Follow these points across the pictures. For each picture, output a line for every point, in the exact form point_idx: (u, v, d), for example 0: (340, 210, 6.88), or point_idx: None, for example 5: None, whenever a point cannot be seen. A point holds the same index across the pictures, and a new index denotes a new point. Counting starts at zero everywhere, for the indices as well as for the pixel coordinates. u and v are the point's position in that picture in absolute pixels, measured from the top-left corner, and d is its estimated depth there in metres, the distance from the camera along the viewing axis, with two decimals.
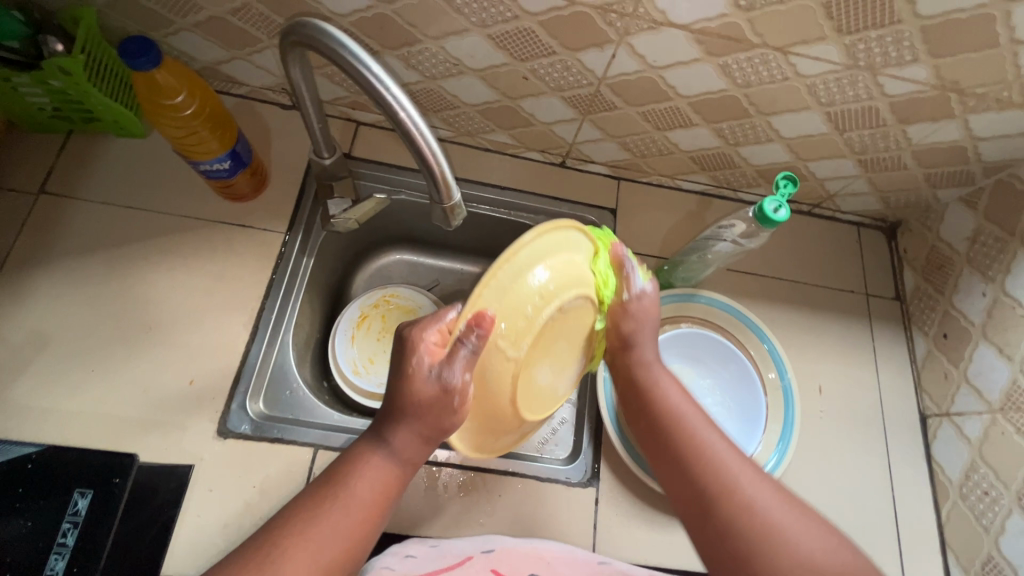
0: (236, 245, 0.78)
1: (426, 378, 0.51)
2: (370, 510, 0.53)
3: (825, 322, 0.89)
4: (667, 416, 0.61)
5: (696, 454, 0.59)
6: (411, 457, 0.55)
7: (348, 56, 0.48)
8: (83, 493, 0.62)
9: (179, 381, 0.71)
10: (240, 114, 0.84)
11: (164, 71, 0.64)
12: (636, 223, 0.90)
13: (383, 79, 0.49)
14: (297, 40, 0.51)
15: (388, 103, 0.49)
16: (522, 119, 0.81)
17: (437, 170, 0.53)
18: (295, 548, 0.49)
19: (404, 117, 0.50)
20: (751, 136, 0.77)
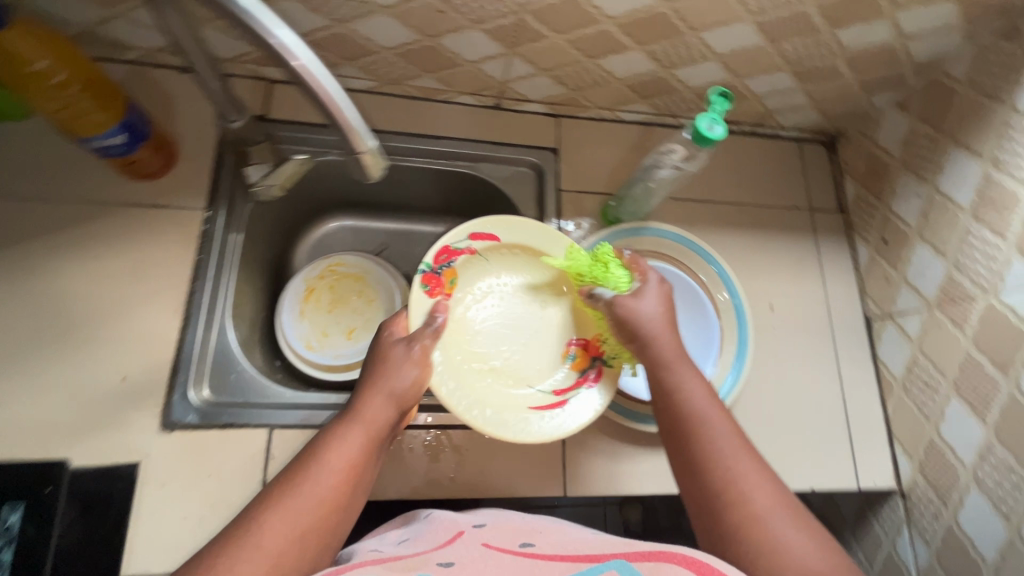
0: (152, 227, 0.72)
1: (402, 376, 0.59)
2: (337, 487, 0.51)
3: (773, 239, 0.90)
4: (704, 461, 0.55)
5: (735, 503, 0.52)
6: (378, 427, 0.56)
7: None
8: (13, 507, 0.59)
9: (111, 379, 0.66)
10: (132, 82, 0.76)
11: (16, 33, 0.55)
12: (578, 160, 0.87)
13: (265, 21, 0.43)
14: None
15: (277, 49, 0.43)
16: (446, 59, 0.76)
17: (345, 119, 0.48)
18: (269, 513, 0.48)
19: (298, 63, 0.44)
20: (686, 56, 0.74)
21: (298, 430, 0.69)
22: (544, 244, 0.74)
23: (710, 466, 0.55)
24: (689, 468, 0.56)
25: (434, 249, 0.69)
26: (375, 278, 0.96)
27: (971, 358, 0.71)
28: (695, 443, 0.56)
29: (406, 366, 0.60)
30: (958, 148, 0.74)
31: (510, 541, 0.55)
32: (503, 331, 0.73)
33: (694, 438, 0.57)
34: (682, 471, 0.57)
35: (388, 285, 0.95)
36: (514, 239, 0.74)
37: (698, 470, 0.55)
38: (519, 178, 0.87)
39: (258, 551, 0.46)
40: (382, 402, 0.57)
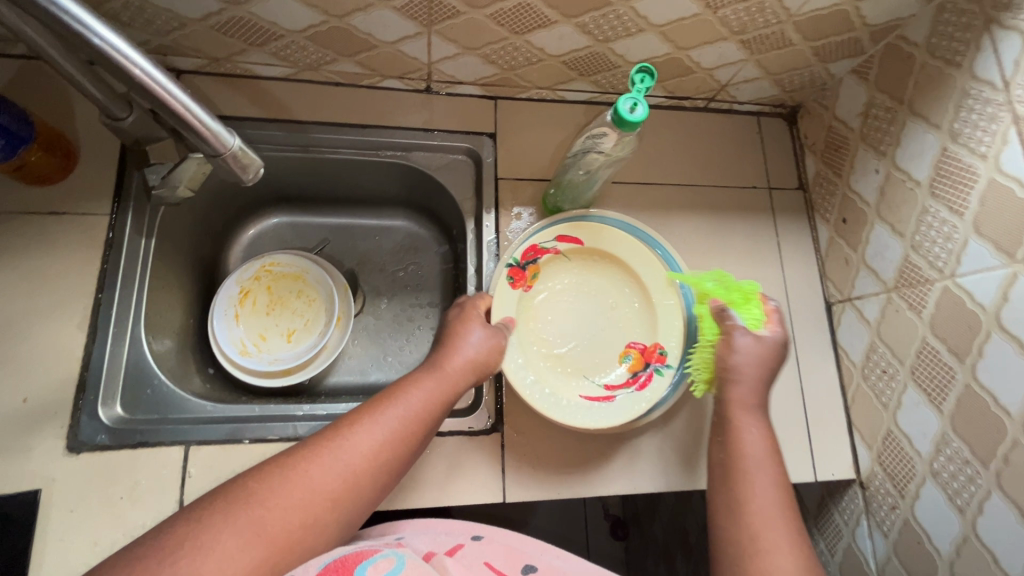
0: (51, 235, 0.67)
1: (467, 349, 0.61)
2: (412, 424, 0.55)
3: (727, 222, 0.85)
4: (742, 482, 0.52)
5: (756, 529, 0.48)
6: (444, 394, 0.58)
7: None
8: None
9: (10, 401, 0.62)
10: (26, 79, 0.72)
11: None
12: (518, 146, 0.82)
13: (83, 20, 0.38)
14: None
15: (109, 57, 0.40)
16: (361, 41, 0.70)
17: (198, 124, 0.46)
18: (358, 432, 0.53)
19: (138, 72, 0.41)
20: (619, 28, 0.68)
21: (218, 446, 0.66)
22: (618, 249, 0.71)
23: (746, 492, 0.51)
24: (723, 479, 0.53)
25: (523, 245, 0.68)
26: (313, 277, 0.91)
27: (928, 345, 0.67)
28: (739, 463, 0.53)
29: (479, 341, 0.62)
30: (915, 119, 0.69)
31: (513, 565, 0.52)
32: (573, 327, 0.70)
33: (740, 461, 0.53)
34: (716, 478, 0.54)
35: (326, 283, 0.91)
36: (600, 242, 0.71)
37: (732, 485, 0.52)
38: (455, 167, 0.82)
39: (297, 486, 0.48)
40: (464, 361, 0.60)
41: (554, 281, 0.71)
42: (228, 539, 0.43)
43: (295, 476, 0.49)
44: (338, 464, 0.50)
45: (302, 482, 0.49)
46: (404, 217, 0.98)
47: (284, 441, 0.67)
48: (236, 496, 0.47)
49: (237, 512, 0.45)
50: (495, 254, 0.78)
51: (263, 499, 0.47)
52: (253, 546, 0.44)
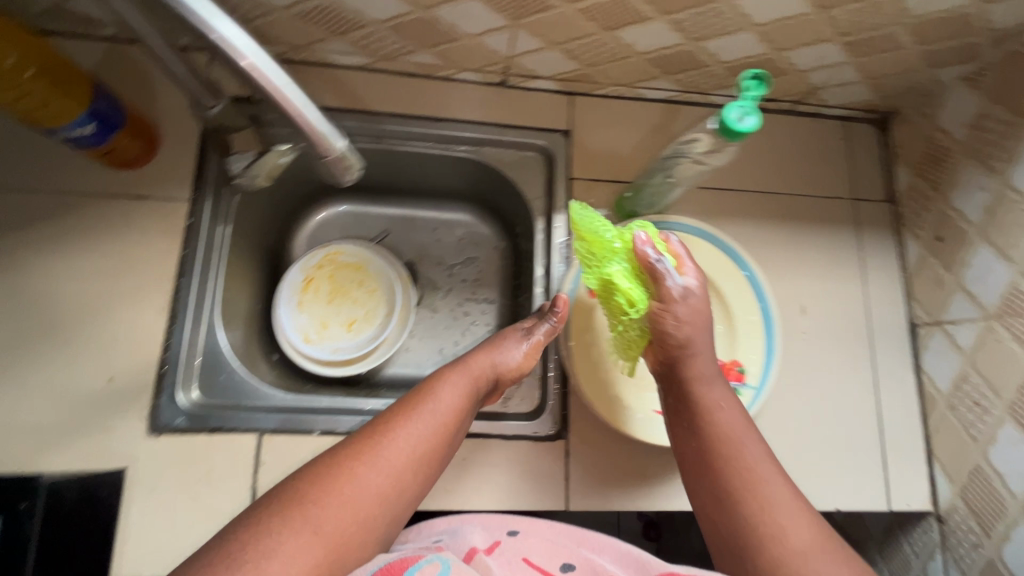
0: (135, 219, 0.69)
1: (508, 358, 0.65)
2: (448, 418, 0.55)
3: (809, 234, 0.80)
4: (730, 464, 0.52)
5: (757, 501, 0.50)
6: (478, 388, 0.61)
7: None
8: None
9: (96, 381, 0.64)
10: (111, 62, 0.71)
11: None
12: (593, 145, 0.79)
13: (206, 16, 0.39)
14: None
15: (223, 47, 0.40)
16: (444, 33, 0.68)
17: (306, 120, 0.46)
18: (401, 428, 0.52)
19: (247, 62, 0.41)
20: (717, 26, 0.64)
21: (289, 435, 0.66)
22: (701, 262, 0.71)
23: (740, 472, 0.52)
24: (710, 467, 0.53)
25: None
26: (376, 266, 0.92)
27: None
28: (721, 448, 0.54)
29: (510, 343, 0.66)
30: None
31: (552, 562, 0.50)
32: None
33: (723, 439, 0.54)
34: (698, 463, 0.55)
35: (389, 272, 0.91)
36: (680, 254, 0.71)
37: (722, 471, 0.52)
38: (526, 164, 0.80)
39: (351, 491, 0.46)
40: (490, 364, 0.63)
41: None
42: (289, 543, 0.42)
43: (347, 479, 0.47)
44: (383, 461, 0.49)
45: (355, 487, 0.47)
46: (466, 211, 0.96)
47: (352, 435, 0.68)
48: (285, 501, 0.45)
49: (294, 518, 0.43)
50: (563, 257, 0.77)
51: (315, 508, 0.44)
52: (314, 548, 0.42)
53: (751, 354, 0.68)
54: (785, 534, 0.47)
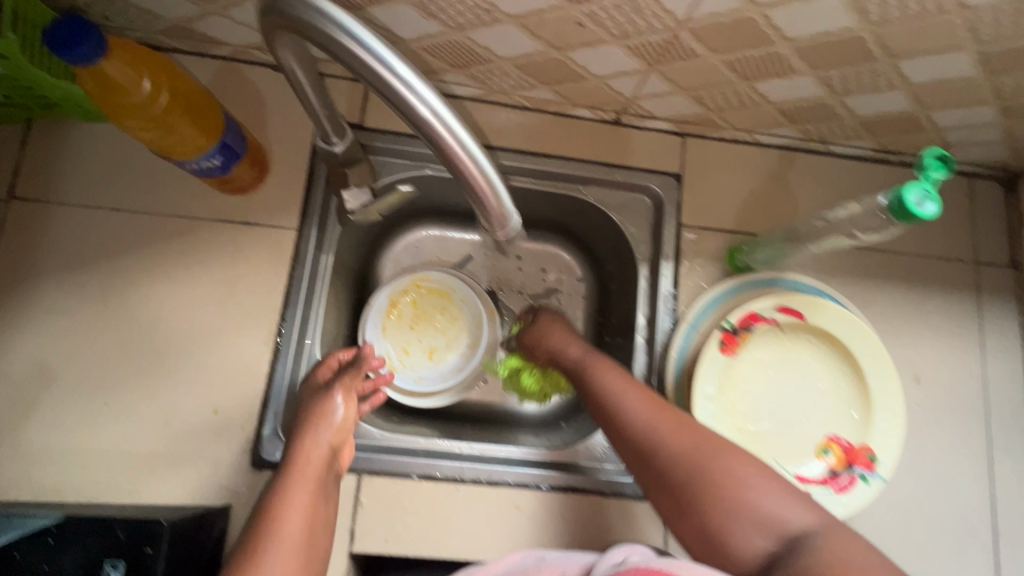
0: (243, 246, 0.68)
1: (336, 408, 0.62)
2: (315, 483, 0.56)
3: (927, 298, 0.76)
4: (658, 451, 0.54)
5: (690, 478, 0.52)
6: (324, 459, 0.59)
7: (327, 26, 0.37)
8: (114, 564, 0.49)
9: (202, 410, 0.64)
10: (224, 81, 0.70)
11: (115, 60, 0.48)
12: (704, 191, 0.76)
13: (389, 61, 0.38)
14: (278, 23, 0.38)
15: (406, 98, 0.39)
16: (570, 72, 0.65)
17: (490, 192, 0.45)
18: (287, 509, 0.53)
19: (426, 111, 0.40)
20: (868, 83, 0.60)
21: (389, 477, 0.66)
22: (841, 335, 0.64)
23: (667, 460, 0.54)
24: (645, 463, 0.55)
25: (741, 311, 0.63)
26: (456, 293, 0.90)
27: None
28: (642, 445, 0.56)
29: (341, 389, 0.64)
30: None
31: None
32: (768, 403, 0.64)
33: (636, 440, 0.56)
34: (641, 469, 0.56)
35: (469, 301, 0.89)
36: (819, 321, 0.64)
37: (656, 467, 0.54)
38: (632, 207, 0.77)
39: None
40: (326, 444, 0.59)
41: (759, 349, 0.65)
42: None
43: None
44: (274, 554, 0.50)
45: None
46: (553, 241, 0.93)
47: (450, 481, 0.67)
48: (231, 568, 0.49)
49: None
50: (670, 307, 0.73)
51: None
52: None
53: (880, 437, 0.62)
54: (727, 491, 0.50)
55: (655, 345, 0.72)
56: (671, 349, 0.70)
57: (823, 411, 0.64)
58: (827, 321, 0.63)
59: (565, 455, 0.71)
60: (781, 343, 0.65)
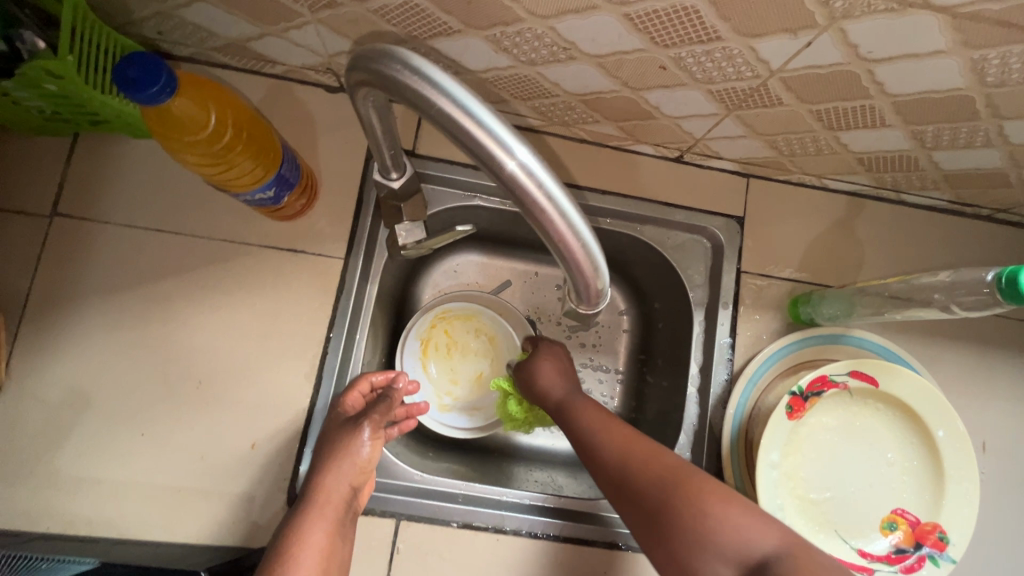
0: (288, 274, 0.65)
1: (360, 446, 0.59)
2: (329, 514, 0.55)
3: (998, 362, 0.72)
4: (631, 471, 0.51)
5: (659, 503, 0.48)
6: (337, 500, 0.56)
7: (419, 84, 0.34)
8: None
9: (239, 445, 0.62)
10: (276, 100, 0.67)
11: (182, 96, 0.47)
12: (767, 237, 0.72)
13: (475, 110, 0.34)
14: (366, 79, 0.37)
15: (491, 150, 0.34)
16: (640, 111, 0.62)
17: (583, 258, 0.40)
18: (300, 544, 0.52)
19: (514, 166, 0.35)
20: (964, 140, 0.56)
21: (428, 524, 0.63)
22: (918, 404, 0.60)
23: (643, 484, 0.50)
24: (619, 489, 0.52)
25: (812, 373, 0.58)
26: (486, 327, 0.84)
27: None
28: (610, 469, 0.53)
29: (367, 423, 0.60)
30: None
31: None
32: (833, 473, 0.60)
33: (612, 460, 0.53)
34: (614, 493, 0.52)
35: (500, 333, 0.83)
36: (895, 391, 0.60)
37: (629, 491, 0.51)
38: (689, 249, 0.73)
39: None
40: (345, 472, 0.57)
41: (828, 416, 0.60)
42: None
43: None
44: None
45: None
46: None
47: (490, 531, 0.64)
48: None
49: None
50: (727, 357, 0.69)
51: None
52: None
53: (954, 518, 0.58)
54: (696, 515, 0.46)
55: (710, 398, 0.69)
56: (728, 407, 0.66)
57: (890, 485, 0.60)
58: (901, 388, 0.59)
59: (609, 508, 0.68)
60: (850, 409, 0.61)
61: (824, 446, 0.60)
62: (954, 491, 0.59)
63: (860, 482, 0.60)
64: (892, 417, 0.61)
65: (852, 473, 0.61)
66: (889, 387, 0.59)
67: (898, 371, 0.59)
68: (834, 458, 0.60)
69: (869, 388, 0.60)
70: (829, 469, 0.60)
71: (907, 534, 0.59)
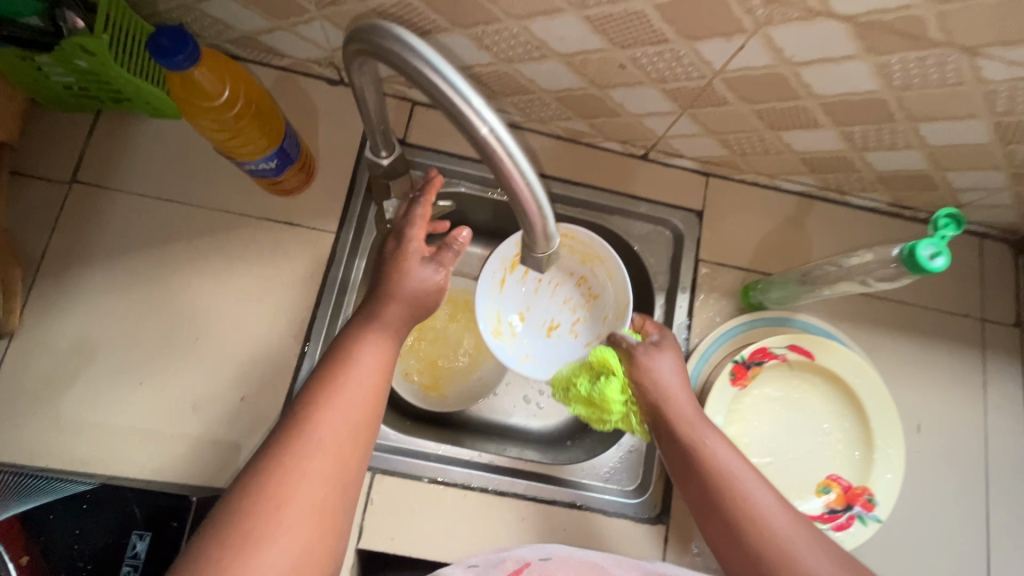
0: (284, 244, 0.71)
1: (421, 269, 0.60)
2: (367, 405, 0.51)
3: (932, 350, 0.78)
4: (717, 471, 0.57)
5: (744, 508, 0.55)
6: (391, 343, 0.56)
7: (401, 50, 0.40)
8: (140, 535, 0.52)
9: (229, 398, 0.67)
10: (282, 89, 0.74)
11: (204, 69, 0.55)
12: (723, 229, 0.79)
13: (453, 79, 0.39)
14: (360, 48, 0.43)
15: (465, 114, 0.39)
16: (607, 108, 0.69)
17: (538, 219, 0.45)
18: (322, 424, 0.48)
19: (486, 132, 0.40)
20: (887, 141, 0.64)
21: (402, 478, 0.68)
22: (852, 377, 0.66)
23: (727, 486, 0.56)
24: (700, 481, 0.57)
25: (753, 345, 0.65)
26: (559, 272, 0.81)
27: None
28: (698, 462, 0.58)
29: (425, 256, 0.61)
30: None
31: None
32: (773, 439, 0.67)
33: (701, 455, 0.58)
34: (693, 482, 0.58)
35: (591, 282, 0.80)
36: (830, 364, 0.66)
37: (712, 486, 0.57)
38: (654, 239, 0.80)
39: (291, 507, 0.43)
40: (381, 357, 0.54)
41: (768, 387, 0.67)
42: (282, 542, 0.42)
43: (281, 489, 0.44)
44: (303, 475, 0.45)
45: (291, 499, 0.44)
46: None
47: (460, 487, 0.69)
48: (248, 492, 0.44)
49: (277, 517, 0.43)
50: (684, 336, 0.75)
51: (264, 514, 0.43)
52: (307, 522, 0.44)
53: (882, 482, 0.64)
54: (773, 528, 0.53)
55: None
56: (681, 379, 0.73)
57: (825, 452, 0.66)
58: (837, 363, 0.66)
59: (571, 472, 0.73)
60: (789, 382, 0.68)
61: (765, 413, 0.67)
62: (882, 457, 0.64)
63: (798, 448, 0.66)
64: (828, 389, 0.67)
65: (791, 440, 0.67)
66: (823, 360, 0.66)
67: (832, 346, 0.66)
68: (775, 425, 0.67)
69: (805, 361, 0.66)
70: (770, 435, 0.67)
71: (840, 496, 0.64)
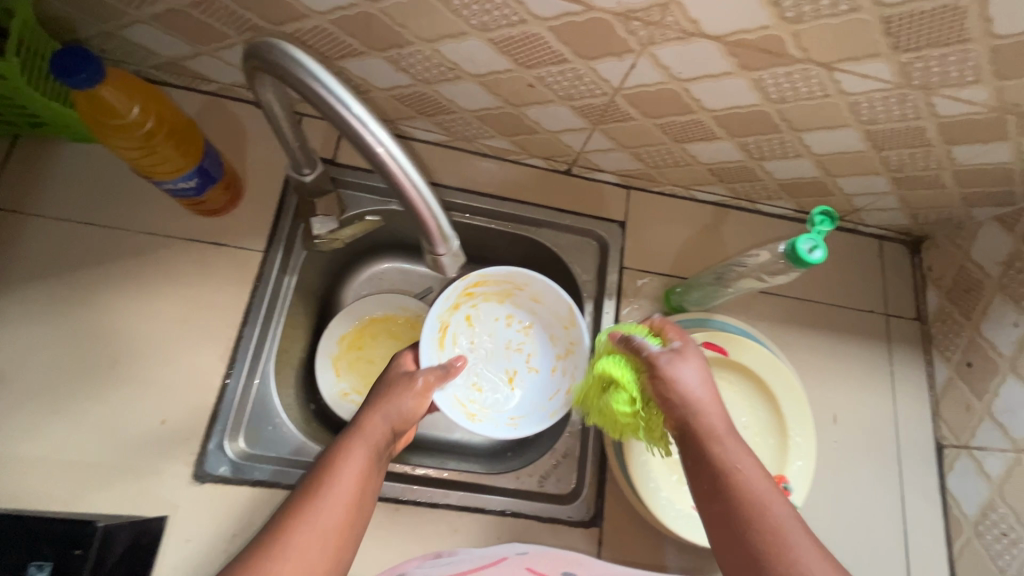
0: (209, 264, 0.71)
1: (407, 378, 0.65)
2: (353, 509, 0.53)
3: (842, 344, 0.83)
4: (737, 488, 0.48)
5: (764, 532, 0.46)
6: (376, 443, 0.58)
7: (295, 68, 0.42)
8: (41, 565, 0.51)
9: (149, 422, 0.65)
10: (209, 114, 0.76)
11: (112, 87, 0.56)
12: (645, 239, 0.83)
13: (344, 97, 0.42)
14: (258, 65, 0.45)
15: (359, 131, 0.43)
16: (525, 126, 0.73)
17: (433, 223, 0.50)
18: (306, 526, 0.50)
19: (380, 150, 0.43)
20: (779, 151, 0.70)
21: None
22: (763, 371, 0.70)
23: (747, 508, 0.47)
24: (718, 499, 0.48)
25: None
26: (490, 310, 0.81)
27: None
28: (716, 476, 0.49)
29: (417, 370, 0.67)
30: None
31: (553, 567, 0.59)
32: None
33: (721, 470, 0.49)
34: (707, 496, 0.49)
35: (522, 315, 0.82)
36: (744, 360, 0.70)
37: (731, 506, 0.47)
38: (580, 250, 0.83)
39: None
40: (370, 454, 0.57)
41: None
42: None
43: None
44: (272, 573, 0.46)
45: None
46: None
47: (392, 501, 0.68)
48: None
49: None
50: None
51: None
52: None
53: (795, 470, 0.67)
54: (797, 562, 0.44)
55: None
56: None
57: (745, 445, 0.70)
58: (751, 358, 0.70)
59: (505, 481, 0.73)
60: None
61: None
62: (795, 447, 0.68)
63: None
64: (746, 384, 0.71)
65: None
66: (737, 356, 0.70)
67: (744, 344, 0.70)
68: None
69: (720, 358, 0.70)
70: None
71: None
